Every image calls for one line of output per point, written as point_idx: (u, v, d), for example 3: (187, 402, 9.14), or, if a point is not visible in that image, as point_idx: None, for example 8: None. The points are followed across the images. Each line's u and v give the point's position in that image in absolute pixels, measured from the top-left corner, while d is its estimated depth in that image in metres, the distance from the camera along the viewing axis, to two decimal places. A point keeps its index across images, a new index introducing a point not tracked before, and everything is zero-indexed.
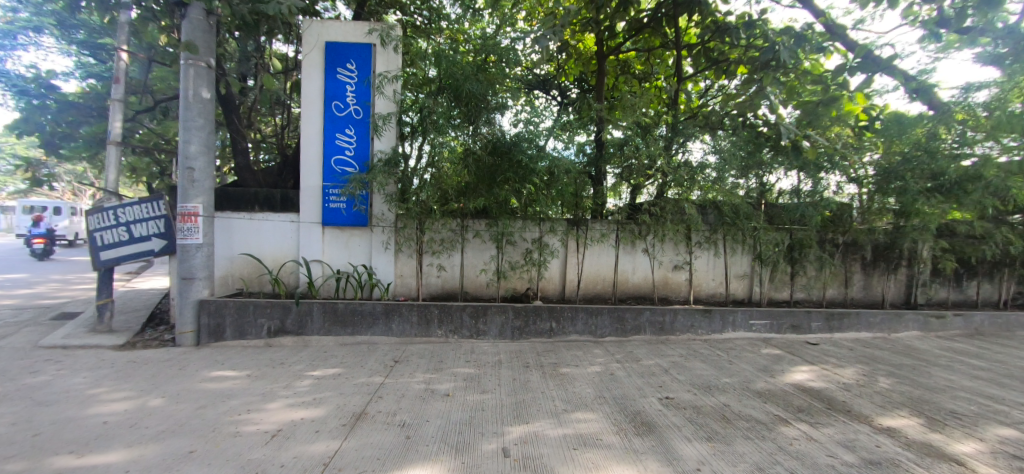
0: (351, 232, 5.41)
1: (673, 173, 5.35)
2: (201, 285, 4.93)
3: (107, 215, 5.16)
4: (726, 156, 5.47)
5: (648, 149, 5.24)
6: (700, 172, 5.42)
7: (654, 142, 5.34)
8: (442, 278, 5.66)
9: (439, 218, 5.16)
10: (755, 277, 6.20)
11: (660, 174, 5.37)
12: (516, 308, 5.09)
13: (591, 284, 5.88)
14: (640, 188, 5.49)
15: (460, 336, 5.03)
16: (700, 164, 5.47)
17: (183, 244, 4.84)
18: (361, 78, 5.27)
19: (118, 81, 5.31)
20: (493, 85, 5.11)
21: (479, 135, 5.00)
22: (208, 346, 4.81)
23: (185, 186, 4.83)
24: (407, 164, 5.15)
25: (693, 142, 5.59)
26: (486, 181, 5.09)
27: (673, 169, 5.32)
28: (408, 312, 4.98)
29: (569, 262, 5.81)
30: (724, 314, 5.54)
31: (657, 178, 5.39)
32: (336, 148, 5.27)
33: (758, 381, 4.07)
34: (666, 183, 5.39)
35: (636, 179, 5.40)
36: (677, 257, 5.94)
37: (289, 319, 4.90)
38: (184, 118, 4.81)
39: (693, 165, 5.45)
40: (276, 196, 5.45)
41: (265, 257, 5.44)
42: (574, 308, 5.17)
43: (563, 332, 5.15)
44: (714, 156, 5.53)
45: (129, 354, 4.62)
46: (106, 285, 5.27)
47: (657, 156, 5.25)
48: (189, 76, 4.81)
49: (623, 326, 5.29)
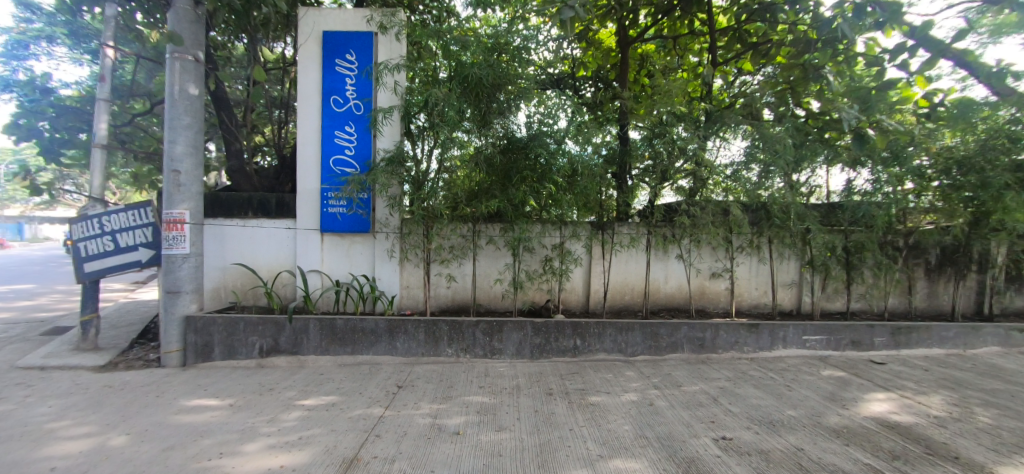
0: (352, 239, 4.91)
1: (714, 170, 4.67)
2: (189, 299, 4.48)
3: (92, 222, 4.77)
4: (782, 146, 4.59)
5: (683, 141, 4.59)
6: (730, 174, 4.74)
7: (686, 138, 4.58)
8: (452, 289, 5.10)
9: (448, 223, 4.60)
10: (805, 285, 5.49)
11: (686, 171, 4.67)
12: (535, 324, 4.49)
13: (619, 295, 5.23)
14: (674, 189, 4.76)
15: (473, 355, 4.45)
16: (730, 171, 4.75)
17: (168, 254, 4.40)
18: (361, 69, 4.78)
19: (103, 79, 4.92)
20: (505, 76, 4.55)
21: (491, 131, 4.46)
22: (194, 367, 4.34)
23: (170, 191, 4.39)
24: (414, 164, 4.57)
25: (732, 133, 4.85)
26: (500, 180, 4.57)
27: (694, 171, 4.64)
28: (415, 329, 4.43)
29: (593, 270, 5.18)
30: (773, 329, 4.85)
31: (694, 170, 4.65)
32: (334, 147, 4.78)
33: (829, 415, 3.38)
34: (693, 184, 4.72)
35: (663, 177, 4.75)
36: (716, 264, 5.26)
37: (283, 337, 4.40)
38: (170, 116, 4.39)
39: (735, 159, 4.80)
40: (271, 200, 4.99)
41: (259, 267, 4.98)
42: (602, 323, 4.55)
43: (589, 350, 4.53)
44: (748, 148, 4.79)
45: (107, 377, 4.16)
46: (91, 299, 4.87)
47: (684, 150, 4.58)
48: (175, 70, 4.39)
49: (658, 343, 4.64)
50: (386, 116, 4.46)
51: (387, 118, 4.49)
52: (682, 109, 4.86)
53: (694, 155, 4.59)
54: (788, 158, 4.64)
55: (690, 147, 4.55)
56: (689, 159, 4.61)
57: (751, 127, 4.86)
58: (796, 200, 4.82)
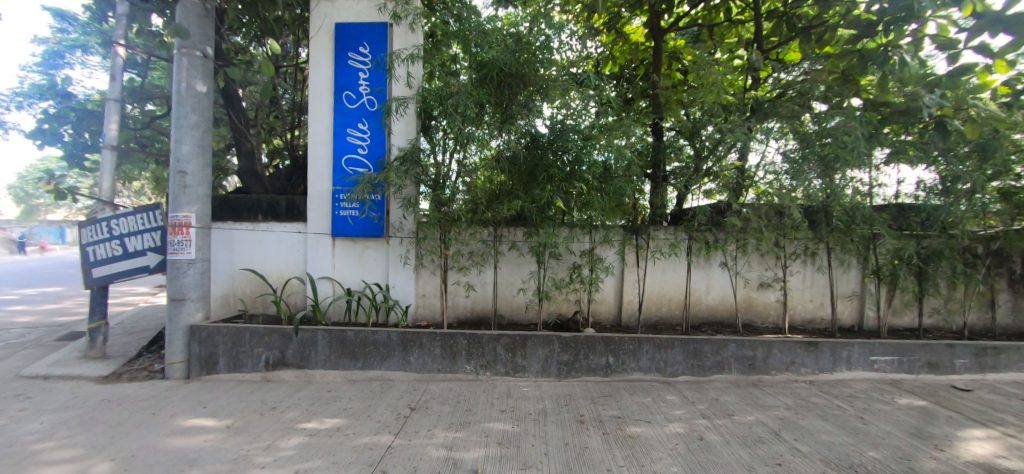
0: (365, 244, 4.59)
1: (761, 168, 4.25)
2: (194, 308, 4.23)
3: (100, 226, 4.60)
4: (849, 137, 3.97)
5: (725, 131, 4.12)
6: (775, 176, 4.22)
7: (716, 136, 4.17)
8: (471, 299, 4.70)
9: (466, 227, 4.19)
10: (869, 297, 4.84)
11: (717, 169, 4.22)
12: (563, 340, 4.04)
13: (656, 307, 4.71)
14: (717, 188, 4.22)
15: (493, 372, 4.03)
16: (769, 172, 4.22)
17: (173, 260, 4.17)
18: (374, 62, 4.47)
19: (114, 79, 4.77)
20: (525, 67, 4.18)
21: (514, 126, 4.05)
22: (197, 380, 4.07)
23: (175, 193, 4.16)
24: (430, 162, 4.21)
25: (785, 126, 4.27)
26: (525, 180, 4.14)
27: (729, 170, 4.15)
28: (431, 343, 4.04)
29: (626, 279, 4.67)
30: (836, 348, 4.24)
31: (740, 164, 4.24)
32: (346, 145, 4.48)
33: (922, 458, 2.80)
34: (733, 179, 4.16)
35: (696, 174, 4.31)
36: (766, 272, 4.69)
37: (290, 349, 4.08)
38: (176, 114, 4.17)
39: (790, 154, 4.23)
40: (281, 203, 4.72)
41: (269, 274, 4.70)
42: (637, 339, 4.06)
43: (624, 370, 4.04)
44: (798, 142, 4.23)
45: (107, 389, 3.93)
46: (99, 306, 4.71)
47: (719, 146, 4.20)
48: (182, 67, 4.18)
49: (702, 363, 4.11)
50: (402, 109, 4.14)
51: (402, 111, 4.18)
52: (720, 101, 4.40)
53: (739, 149, 4.22)
54: (859, 149, 4.02)
55: (728, 140, 4.07)
56: (719, 158, 4.26)
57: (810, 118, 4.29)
58: (863, 201, 4.21)
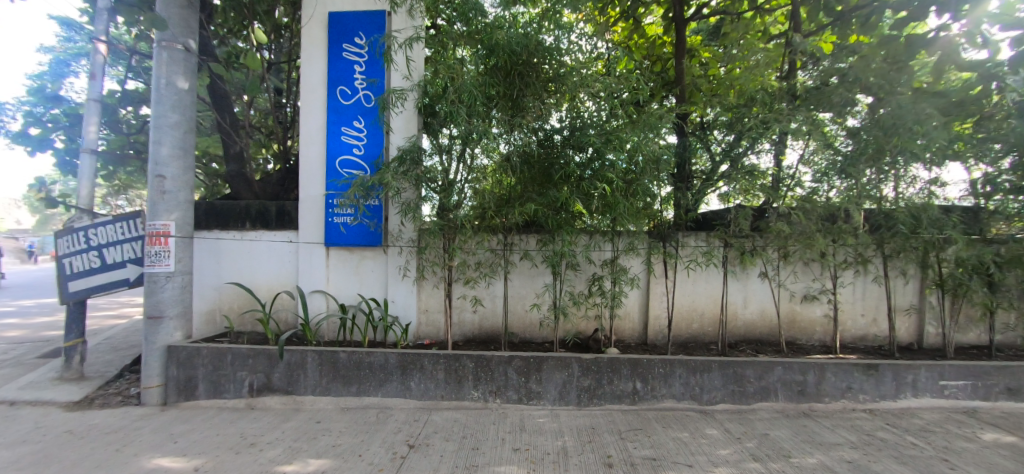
0: (362, 254, 4.16)
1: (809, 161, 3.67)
2: (173, 326, 3.82)
3: (77, 236, 4.23)
4: (918, 127, 3.41)
5: (746, 130, 3.75)
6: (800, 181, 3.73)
7: (737, 136, 3.90)
8: (478, 315, 4.23)
9: (472, 235, 3.70)
10: (929, 311, 4.25)
11: (729, 173, 3.82)
12: (584, 362, 3.53)
13: (686, 323, 4.18)
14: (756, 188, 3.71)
15: (504, 399, 3.53)
16: (810, 171, 3.69)
17: (150, 273, 3.77)
18: (371, 53, 4.06)
19: (93, 77, 4.42)
20: (537, 52, 3.67)
21: (525, 119, 3.60)
22: (174, 407, 3.65)
23: (153, 200, 3.77)
24: (431, 163, 3.75)
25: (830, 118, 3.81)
26: (539, 179, 3.67)
27: (747, 173, 3.72)
28: (433, 366, 3.56)
29: (653, 292, 4.15)
30: (899, 371, 3.67)
31: (782, 160, 3.80)
32: (341, 146, 4.06)
33: None
34: (754, 183, 3.70)
35: (709, 178, 3.95)
36: (811, 282, 4.15)
37: (276, 372, 3.63)
38: (155, 113, 3.81)
39: (841, 148, 3.68)
40: (270, 209, 4.31)
41: (257, 287, 4.29)
42: (669, 362, 3.53)
43: (654, 397, 3.52)
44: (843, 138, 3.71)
45: (75, 418, 3.52)
46: (76, 323, 4.34)
47: (743, 143, 3.83)
48: (162, 61, 3.82)
49: (743, 389, 3.57)
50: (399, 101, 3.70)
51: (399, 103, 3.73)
52: (739, 99, 4.06)
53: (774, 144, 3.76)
54: (928, 141, 3.46)
55: (749, 142, 3.77)
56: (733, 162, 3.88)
57: (867, 103, 3.76)
58: (928, 201, 3.64)
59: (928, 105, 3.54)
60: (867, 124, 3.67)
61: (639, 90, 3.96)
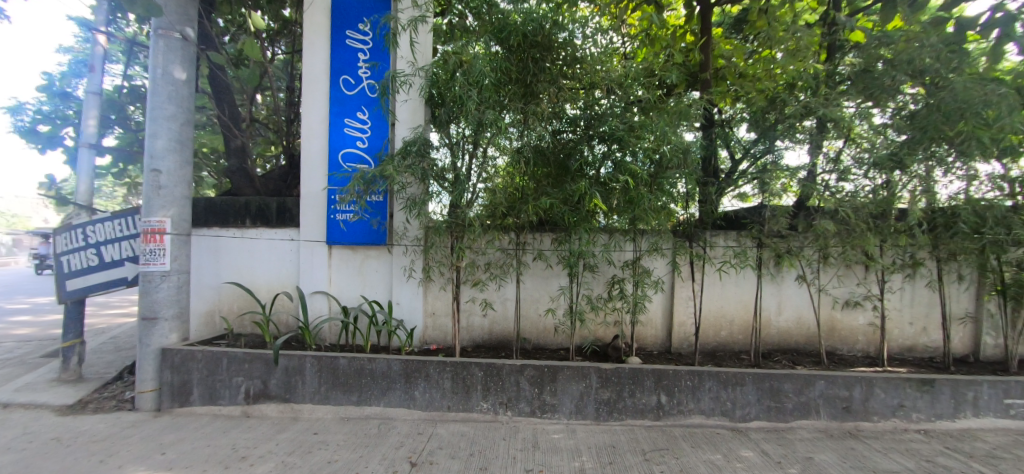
0: (366, 253, 3.93)
1: (857, 154, 3.28)
2: (168, 328, 3.64)
3: (75, 233, 4.09)
4: (987, 111, 3.00)
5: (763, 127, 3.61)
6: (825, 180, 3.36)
7: (773, 124, 3.53)
8: (488, 319, 3.95)
9: (481, 233, 3.41)
10: (989, 320, 3.82)
11: (761, 167, 3.43)
12: (603, 373, 3.22)
13: (714, 330, 3.84)
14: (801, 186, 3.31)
15: (516, 412, 3.24)
16: (853, 160, 3.31)
17: (145, 271, 3.59)
18: (376, 40, 3.83)
19: (92, 70, 4.27)
20: (553, 33, 3.37)
21: (541, 107, 3.32)
22: (167, 413, 3.46)
23: (148, 195, 3.60)
24: (438, 156, 3.49)
25: (864, 107, 3.36)
26: (556, 172, 3.41)
27: (766, 173, 3.36)
28: (439, 375, 3.29)
29: (678, 296, 3.81)
30: (959, 388, 3.27)
31: (830, 149, 3.36)
32: (344, 138, 3.84)
33: None
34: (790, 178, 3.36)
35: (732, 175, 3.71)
36: (854, 287, 3.77)
37: (273, 378, 3.40)
38: (151, 105, 3.64)
39: (893, 138, 3.28)
40: (271, 206, 4.10)
41: (257, 288, 4.09)
42: (697, 374, 3.20)
43: (681, 412, 3.19)
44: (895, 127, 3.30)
45: (65, 423, 3.35)
46: (74, 323, 4.20)
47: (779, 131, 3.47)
48: (158, 50, 3.65)
49: (781, 405, 3.22)
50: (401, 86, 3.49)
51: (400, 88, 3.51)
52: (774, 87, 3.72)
53: (816, 129, 3.35)
54: (996, 128, 3.05)
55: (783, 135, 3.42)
56: (755, 159, 3.59)
57: (921, 90, 3.31)
58: (996, 197, 3.21)
59: (998, 88, 3.11)
60: (925, 109, 3.23)
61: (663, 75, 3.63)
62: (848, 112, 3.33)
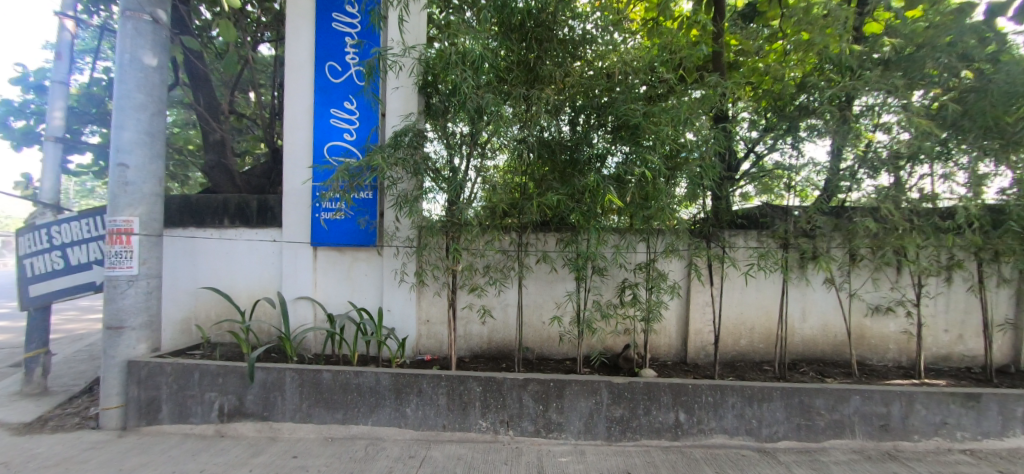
0: (354, 254, 3.61)
1: (911, 144, 2.84)
2: (136, 337, 3.32)
3: (39, 234, 3.76)
4: None
5: (768, 126, 3.23)
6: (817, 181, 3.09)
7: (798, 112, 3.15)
8: (487, 327, 3.63)
9: (479, 234, 3.07)
10: None
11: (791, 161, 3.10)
12: (614, 389, 2.89)
13: (733, 338, 3.53)
14: (806, 185, 3.10)
15: (517, 432, 2.91)
16: (890, 150, 2.90)
17: (110, 276, 3.26)
18: (365, 23, 3.52)
19: (59, 57, 3.94)
20: (559, 13, 3.04)
21: (545, 93, 2.98)
22: (133, 432, 3.13)
23: (113, 192, 3.27)
24: (431, 149, 3.16)
25: (875, 99, 2.90)
26: (563, 167, 3.09)
27: (769, 172, 3.16)
28: (433, 391, 2.97)
29: (695, 302, 3.49)
30: (1008, 404, 2.95)
31: (871, 140, 2.95)
32: (330, 130, 3.52)
33: None
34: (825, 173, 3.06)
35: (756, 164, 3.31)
36: (886, 291, 3.45)
37: (250, 394, 3.08)
38: (118, 93, 3.33)
39: (942, 125, 2.92)
40: (250, 204, 3.77)
41: (237, 293, 3.76)
42: (719, 389, 2.88)
43: (702, 431, 2.87)
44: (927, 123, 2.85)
45: (18, 445, 3.01)
46: (39, 332, 3.87)
47: (808, 120, 3.06)
48: (126, 33, 3.33)
49: (812, 423, 2.90)
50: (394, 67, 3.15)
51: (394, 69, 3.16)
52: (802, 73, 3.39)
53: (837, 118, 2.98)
54: None
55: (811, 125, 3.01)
56: (755, 159, 3.33)
57: (970, 74, 2.95)
58: None
59: None
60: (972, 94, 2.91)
61: (684, 56, 3.25)
62: (852, 109, 2.97)
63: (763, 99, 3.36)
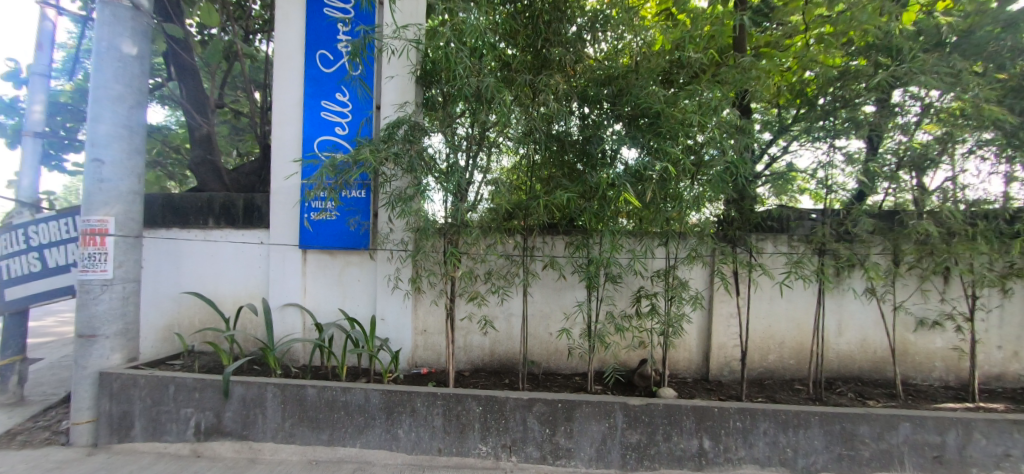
0: (347, 258, 3.35)
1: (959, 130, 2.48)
2: (110, 347, 3.07)
3: (15, 235, 3.54)
4: None
5: (784, 125, 2.97)
6: (831, 185, 2.73)
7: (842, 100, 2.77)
8: (489, 339, 3.34)
9: (480, 237, 2.78)
10: None
11: (837, 158, 2.68)
12: (629, 412, 2.57)
13: (761, 353, 3.19)
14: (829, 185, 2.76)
15: (521, 459, 2.60)
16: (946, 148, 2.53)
17: (82, 280, 3.02)
18: (359, 8, 3.26)
19: (40, 48, 3.74)
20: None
21: (553, 79, 2.67)
22: (103, 451, 2.87)
23: (87, 190, 3.03)
24: (432, 143, 2.78)
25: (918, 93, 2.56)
26: (574, 161, 2.79)
27: (783, 175, 2.76)
28: (427, 410, 2.68)
29: (718, 313, 3.16)
30: None
31: (931, 130, 2.55)
32: (321, 124, 3.27)
33: None
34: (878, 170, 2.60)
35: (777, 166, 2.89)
36: (933, 303, 3.10)
37: (230, 411, 2.81)
38: (94, 84, 3.10)
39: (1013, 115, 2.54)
40: (237, 204, 3.52)
41: (222, 299, 3.51)
42: (749, 413, 2.55)
43: (729, 461, 2.54)
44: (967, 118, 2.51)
45: None
46: (14, 337, 3.66)
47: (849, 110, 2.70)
48: (103, 19, 3.11)
49: (855, 454, 2.55)
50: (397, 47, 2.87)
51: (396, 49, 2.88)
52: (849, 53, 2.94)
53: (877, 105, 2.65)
54: None
55: (851, 115, 2.65)
56: (768, 161, 2.96)
57: None
58: None
59: None
60: None
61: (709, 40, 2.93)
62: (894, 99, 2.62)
63: (794, 91, 3.05)
